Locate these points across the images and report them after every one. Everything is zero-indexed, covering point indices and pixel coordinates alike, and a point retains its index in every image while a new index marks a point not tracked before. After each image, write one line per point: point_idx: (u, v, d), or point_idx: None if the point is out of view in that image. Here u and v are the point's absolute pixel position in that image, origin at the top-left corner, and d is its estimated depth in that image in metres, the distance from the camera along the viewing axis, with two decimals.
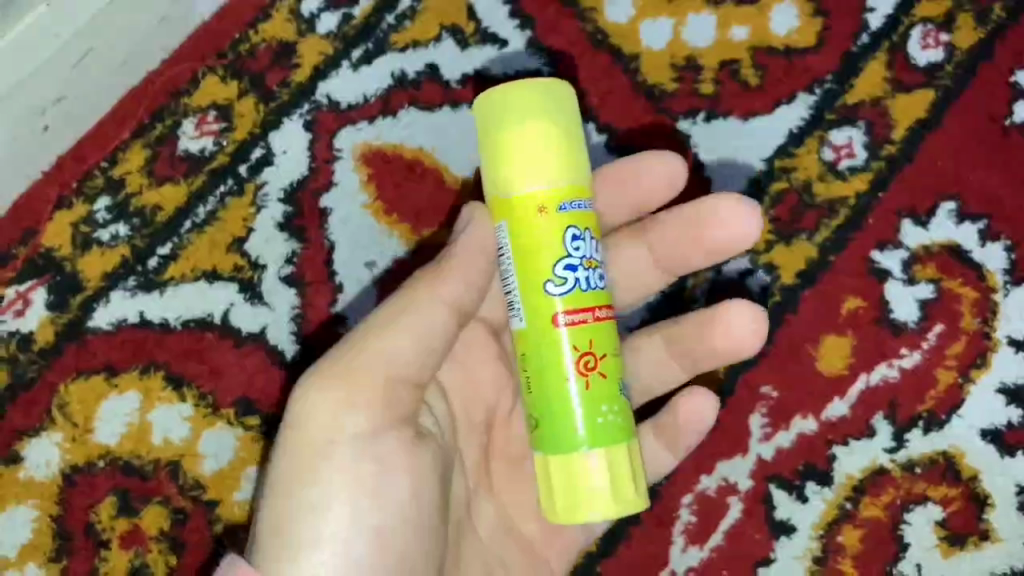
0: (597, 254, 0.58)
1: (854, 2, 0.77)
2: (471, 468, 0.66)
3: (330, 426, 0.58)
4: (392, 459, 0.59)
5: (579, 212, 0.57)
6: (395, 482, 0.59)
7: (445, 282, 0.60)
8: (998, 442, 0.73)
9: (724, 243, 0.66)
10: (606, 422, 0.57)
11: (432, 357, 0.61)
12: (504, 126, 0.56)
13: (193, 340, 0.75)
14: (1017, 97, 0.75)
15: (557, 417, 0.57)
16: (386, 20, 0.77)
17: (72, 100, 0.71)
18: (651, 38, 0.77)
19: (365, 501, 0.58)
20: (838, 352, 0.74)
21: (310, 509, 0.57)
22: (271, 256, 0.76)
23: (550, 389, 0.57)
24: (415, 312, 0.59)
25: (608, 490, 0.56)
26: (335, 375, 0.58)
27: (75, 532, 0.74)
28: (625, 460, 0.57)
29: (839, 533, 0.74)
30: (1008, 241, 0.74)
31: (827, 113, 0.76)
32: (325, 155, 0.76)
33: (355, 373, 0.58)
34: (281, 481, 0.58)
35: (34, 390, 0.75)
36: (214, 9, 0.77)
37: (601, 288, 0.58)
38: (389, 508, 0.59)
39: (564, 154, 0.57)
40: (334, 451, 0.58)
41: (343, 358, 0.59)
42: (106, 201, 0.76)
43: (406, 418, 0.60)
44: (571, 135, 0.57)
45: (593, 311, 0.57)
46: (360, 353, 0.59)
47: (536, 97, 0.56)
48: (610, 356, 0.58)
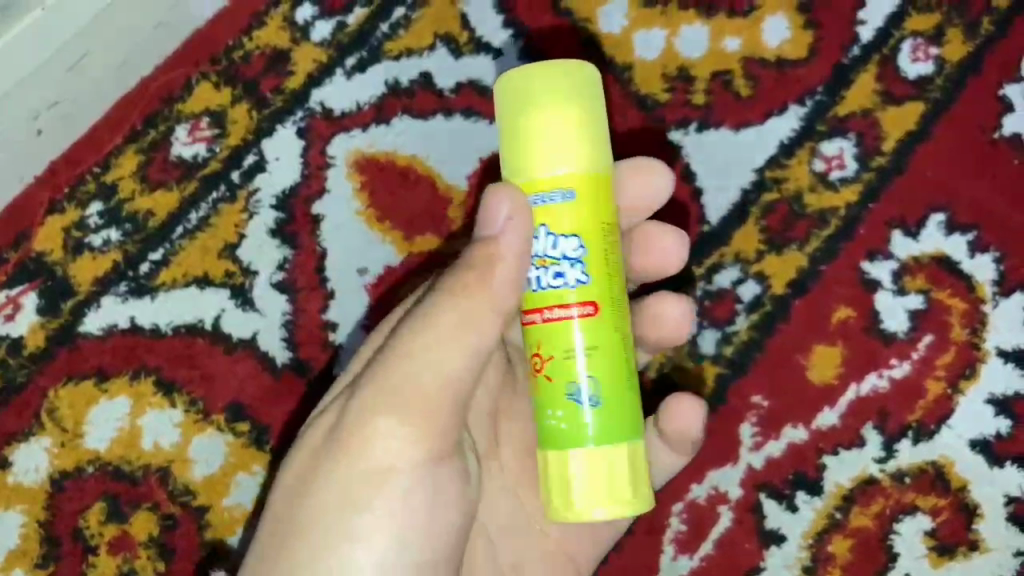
0: (557, 251, 0.54)
1: (845, 15, 0.78)
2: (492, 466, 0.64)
3: (388, 455, 0.56)
4: (444, 488, 0.59)
5: (581, 208, 0.54)
6: (443, 509, 0.59)
7: (502, 288, 0.55)
8: (987, 453, 0.73)
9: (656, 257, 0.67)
10: (551, 425, 0.55)
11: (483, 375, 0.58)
12: (530, 110, 0.53)
13: (184, 346, 0.75)
14: (1006, 110, 0.76)
15: (563, 417, 0.54)
16: (380, 29, 0.78)
17: (67, 104, 0.72)
18: (645, 49, 0.78)
19: (411, 530, 0.57)
20: (828, 361, 0.75)
21: (360, 540, 0.56)
22: (263, 262, 0.76)
23: (561, 392, 0.55)
24: (474, 332, 0.56)
25: (628, 495, 0.54)
26: (396, 395, 0.56)
27: (64, 537, 0.74)
28: (573, 464, 0.54)
29: (829, 543, 0.74)
30: (997, 253, 0.74)
31: (818, 124, 0.76)
32: (319, 162, 0.76)
33: (417, 399, 0.56)
34: (325, 507, 0.56)
35: (24, 394, 0.75)
36: (208, 15, 0.77)
37: (570, 284, 0.54)
38: (435, 535, 0.59)
39: (584, 142, 0.53)
40: (391, 482, 0.57)
41: (400, 379, 0.56)
42: (99, 206, 0.76)
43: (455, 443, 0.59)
44: (593, 122, 0.54)
45: (544, 311, 0.55)
46: (416, 374, 0.55)
47: (560, 81, 0.53)
48: (557, 358, 0.54)
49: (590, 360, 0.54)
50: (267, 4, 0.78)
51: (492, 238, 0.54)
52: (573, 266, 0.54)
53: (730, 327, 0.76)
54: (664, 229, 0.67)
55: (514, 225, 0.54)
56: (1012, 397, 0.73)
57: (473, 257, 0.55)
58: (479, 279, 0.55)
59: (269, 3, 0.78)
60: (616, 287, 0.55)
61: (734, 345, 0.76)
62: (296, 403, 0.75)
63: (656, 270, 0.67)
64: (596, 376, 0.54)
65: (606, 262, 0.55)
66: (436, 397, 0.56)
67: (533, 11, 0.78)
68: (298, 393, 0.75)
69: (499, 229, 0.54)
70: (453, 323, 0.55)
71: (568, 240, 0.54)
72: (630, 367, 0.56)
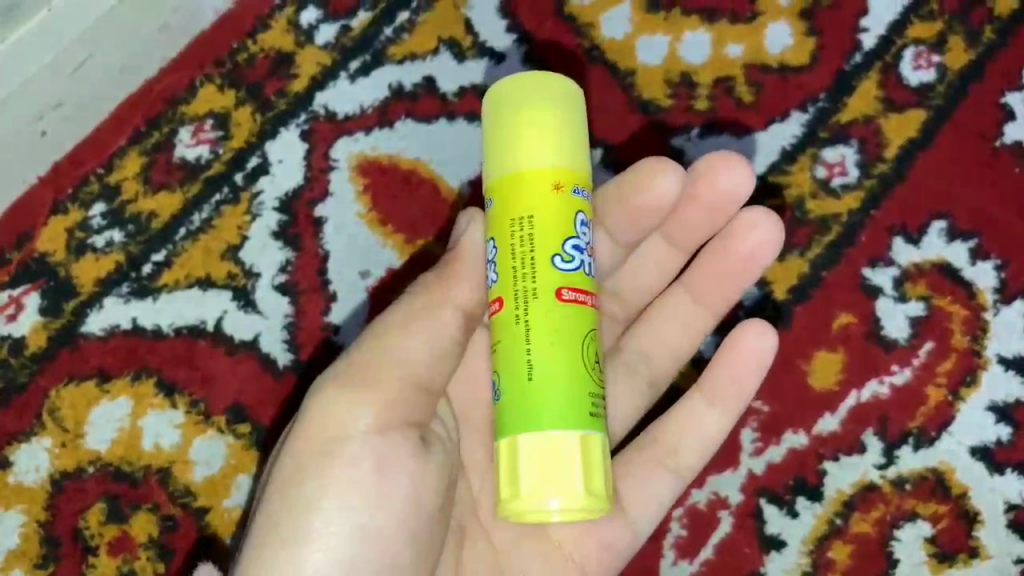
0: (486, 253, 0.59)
1: (847, 22, 0.78)
2: (478, 464, 0.64)
3: (336, 425, 0.56)
4: (396, 461, 0.57)
5: (506, 210, 0.57)
6: (397, 481, 0.56)
7: (459, 280, 0.60)
8: (987, 460, 0.73)
9: (717, 207, 0.67)
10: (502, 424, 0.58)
11: (445, 365, 0.60)
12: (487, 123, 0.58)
13: (185, 348, 0.75)
14: (1007, 118, 0.76)
15: (519, 402, 0.55)
16: (384, 33, 0.78)
17: (70, 106, 0.72)
18: (647, 55, 0.78)
19: (359, 501, 0.56)
20: (829, 367, 0.75)
21: (310, 509, 0.55)
22: (265, 264, 0.76)
23: (518, 377, 0.55)
24: (429, 319, 0.59)
25: (578, 486, 0.53)
26: (350, 376, 0.57)
27: (64, 537, 0.74)
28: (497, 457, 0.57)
29: (829, 549, 0.74)
30: (998, 261, 0.74)
31: (820, 131, 0.77)
32: (321, 165, 0.77)
33: (366, 376, 0.57)
34: (281, 481, 0.56)
35: (25, 395, 0.75)
36: (212, 18, 0.77)
37: (491, 284, 0.58)
38: (389, 511, 0.56)
39: (518, 146, 0.56)
40: (342, 454, 0.56)
41: (354, 358, 0.58)
42: (102, 207, 0.76)
43: (412, 421, 0.58)
44: (534, 126, 0.56)
45: (503, 299, 0.57)
46: (370, 352, 0.58)
47: (509, 91, 0.57)
48: (517, 342, 0.56)
49: (497, 356, 0.57)
50: (271, 7, 0.78)
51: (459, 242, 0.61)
52: (492, 266, 0.58)
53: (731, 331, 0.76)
54: (719, 161, 0.67)
55: (472, 238, 0.61)
56: (1012, 405, 0.74)
57: (445, 260, 0.61)
58: (440, 277, 0.60)
59: (274, 6, 0.78)
60: (522, 280, 0.56)
61: None
62: (296, 405, 0.75)
63: (727, 208, 0.67)
64: (552, 361, 0.55)
65: (513, 259, 0.56)
66: (388, 374, 0.57)
67: (537, 16, 0.78)
68: (299, 395, 0.75)
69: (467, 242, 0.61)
70: (411, 312, 0.59)
71: (490, 244, 0.58)
72: (539, 354, 0.55)
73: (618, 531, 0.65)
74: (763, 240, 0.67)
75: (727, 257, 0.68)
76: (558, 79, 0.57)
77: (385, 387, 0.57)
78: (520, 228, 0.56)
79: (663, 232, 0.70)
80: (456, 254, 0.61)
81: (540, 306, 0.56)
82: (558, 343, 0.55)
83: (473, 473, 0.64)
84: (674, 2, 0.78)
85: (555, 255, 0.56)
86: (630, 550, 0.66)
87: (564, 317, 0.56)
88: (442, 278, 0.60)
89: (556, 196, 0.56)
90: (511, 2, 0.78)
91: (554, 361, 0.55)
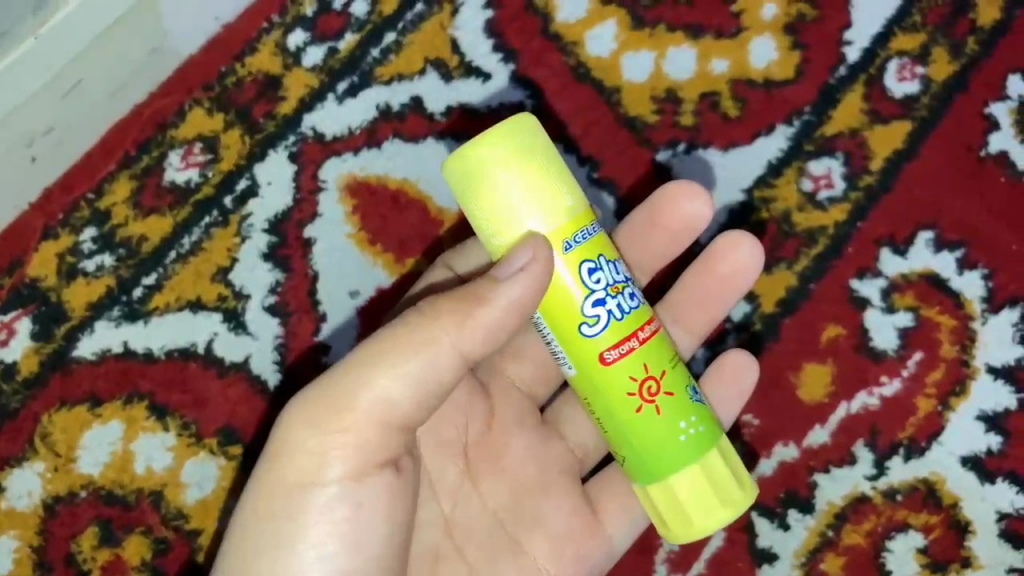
0: (620, 274, 0.57)
1: (831, 36, 0.78)
2: (445, 488, 0.64)
3: (310, 467, 0.55)
4: (371, 502, 0.56)
5: (584, 250, 0.56)
6: (373, 524, 0.56)
7: (470, 319, 0.54)
8: (978, 469, 0.73)
9: (685, 229, 0.69)
10: (694, 435, 0.57)
11: (433, 404, 0.56)
12: (477, 183, 0.55)
13: (176, 370, 0.75)
14: (991, 128, 0.76)
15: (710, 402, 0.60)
16: (371, 54, 0.79)
17: (61, 131, 0.73)
18: (633, 72, 0.79)
19: (337, 547, 0.55)
20: (819, 379, 0.75)
21: (286, 552, 0.55)
22: (255, 285, 0.76)
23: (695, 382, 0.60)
24: (418, 362, 0.54)
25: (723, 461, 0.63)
26: (318, 418, 0.55)
27: (57, 561, 0.74)
28: (724, 453, 0.59)
29: (822, 561, 0.74)
30: (985, 270, 0.75)
31: (806, 144, 0.77)
32: (310, 186, 0.77)
33: (336, 417, 0.55)
34: (249, 518, 0.56)
35: (17, 419, 0.75)
36: (200, 43, 0.78)
37: (639, 302, 0.58)
38: (367, 550, 0.56)
39: (540, 191, 0.55)
40: (313, 497, 0.55)
41: (330, 391, 0.55)
42: (92, 232, 0.76)
43: (388, 458, 0.56)
44: (542, 174, 0.55)
45: (650, 320, 0.58)
46: (347, 388, 0.55)
47: (499, 145, 0.54)
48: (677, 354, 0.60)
49: (679, 370, 0.59)
50: (258, 31, 0.79)
51: (485, 282, 0.55)
52: (634, 286, 0.58)
53: (720, 345, 0.76)
54: (678, 186, 0.68)
55: (507, 283, 0.54)
56: (1003, 414, 0.74)
57: (453, 295, 0.55)
58: (451, 310, 0.55)
59: (262, 30, 0.79)
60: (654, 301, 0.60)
61: None
62: None
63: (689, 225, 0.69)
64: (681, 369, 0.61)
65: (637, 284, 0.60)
66: (364, 416, 0.55)
67: (523, 35, 0.79)
68: None
69: (504, 275, 0.54)
70: (398, 351, 0.54)
71: (618, 263, 0.58)
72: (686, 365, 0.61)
73: (594, 544, 0.66)
74: (741, 263, 0.68)
75: (709, 278, 0.69)
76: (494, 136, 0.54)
77: (359, 430, 0.55)
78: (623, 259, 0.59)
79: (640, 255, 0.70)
80: (475, 290, 0.55)
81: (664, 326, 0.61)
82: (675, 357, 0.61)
83: (444, 495, 0.63)
84: (659, 19, 0.79)
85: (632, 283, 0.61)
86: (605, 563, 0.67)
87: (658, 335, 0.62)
88: (456, 313, 0.54)
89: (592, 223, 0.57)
90: (497, 23, 0.79)
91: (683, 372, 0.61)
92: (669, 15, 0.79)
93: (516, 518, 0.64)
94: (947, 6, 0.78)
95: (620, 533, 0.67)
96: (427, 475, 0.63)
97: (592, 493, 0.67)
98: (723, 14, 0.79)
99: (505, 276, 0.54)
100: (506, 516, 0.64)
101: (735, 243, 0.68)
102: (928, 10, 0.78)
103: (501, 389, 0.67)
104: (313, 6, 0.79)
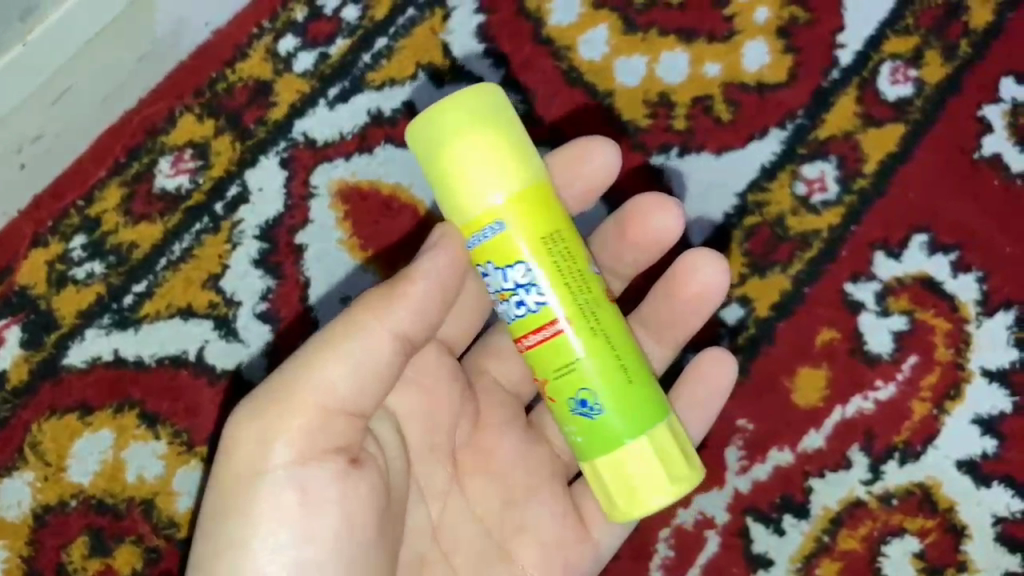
0: (510, 282, 0.56)
1: (824, 39, 0.78)
2: (433, 493, 0.63)
3: (257, 455, 0.55)
4: (323, 490, 0.55)
5: (504, 239, 0.55)
6: (325, 513, 0.55)
7: (400, 300, 0.56)
8: (974, 473, 0.73)
9: (652, 244, 0.68)
10: (573, 441, 0.58)
11: (377, 388, 0.56)
12: (429, 152, 0.55)
13: (167, 378, 0.75)
14: (985, 130, 0.76)
15: (609, 417, 0.56)
16: (362, 59, 0.78)
17: (51, 138, 0.73)
18: (625, 76, 0.78)
19: (288, 537, 0.54)
20: (813, 384, 0.75)
21: (243, 551, 0.54)
22: (246, 292, 0.76)
23: (593, 395, 0.56)
24: (351, 345, 0.55)
25: (684, 464, 0.57)
26: (262, 408, 0.56)
27: (48, 571, 0.74)
28: (611, 468, 0.57)
29: (817, 566, 0.74)
30: (979, 273, 0.74)
31: (799, 147, 0.77)
32: (301, 192, 0.77)
33: (279, 406, 0.55)
34: (210, 519, 0.56)
35: (8, 428, 0.74)
36: (190, 49, 0.77)
37: (531, 311, 0.56)
38: (323, 542, 0.55)
39: (485, 166, 0.55)
40: (262, 486, 0.55)
41: (270, 383, 0.56)
42: (82, 239, 0.76)
43: (339, 445, 0.56)
44: (487, 153, 0.55)
45: (541, 330, 0.56)
46: (289, 377, 0.56)
47: (454, 118, 0.55)
48: (584, 360, 0.56)
49: (570, 378, 0.56)
50: (249, 37, 0.78)
51: (413, 266, 0.57)
52: (530, 290, 0.56)
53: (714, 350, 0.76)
54: (651, 202, 0.67)
55: (423, 264, 0.56)
56: (998, 417, 0.73)
57: (387, 283, 0.57)
58: (381, 294, 0.56)
59: (253, 35, 0.78)
60: (577, 296, 0.56)
61: None
62: None
63: (656, 242, 0.68)
64: (621, 365, 0.57)
65: (563, 279, 0.56)
66: (301, 401, 0.55)
67: (515, 40, 0.79)
68: None
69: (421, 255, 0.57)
70: (331, 337, 0.55)
71: (516, 269, 0.56)
72: (614, 364, 0.56)
73: (582, 551, 0.66)
74: (707, 277, 0.67)
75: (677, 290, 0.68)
76: (452, 107, 0.55)
77: (301, 417, 0.55)
78: (558, 248, 0.56)
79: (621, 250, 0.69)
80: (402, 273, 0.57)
81: (601, 319, 0.57)
82: (619, 348, 0.57)
83: (432, 499, 0.63)
84: (651, 23, 0.79)
85: (588, 265, 0.58)
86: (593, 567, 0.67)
87: (616, 320, 0.58)
88: (385, 296, 0.56)
89: (541, 206, 0.56)
90: (489, 28, 0.79)
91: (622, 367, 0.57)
92: (662, 18, 0.79)
93: (503, 525, 0.64)
94: (940, 8, 0.78)
95: (608, 538, 0.67)
96: (417, 479, 0.62)
97: (576, 498, 0.67)
98: (715, 17, 0.79)
99: (423, 255, 0.57)
100: (494, 523, 0.64)
101: (696, 265, 0.67)
102: (921, 12, 0.78)
103: (485, 389, 0.68)
104: (304, 11, 0.79)
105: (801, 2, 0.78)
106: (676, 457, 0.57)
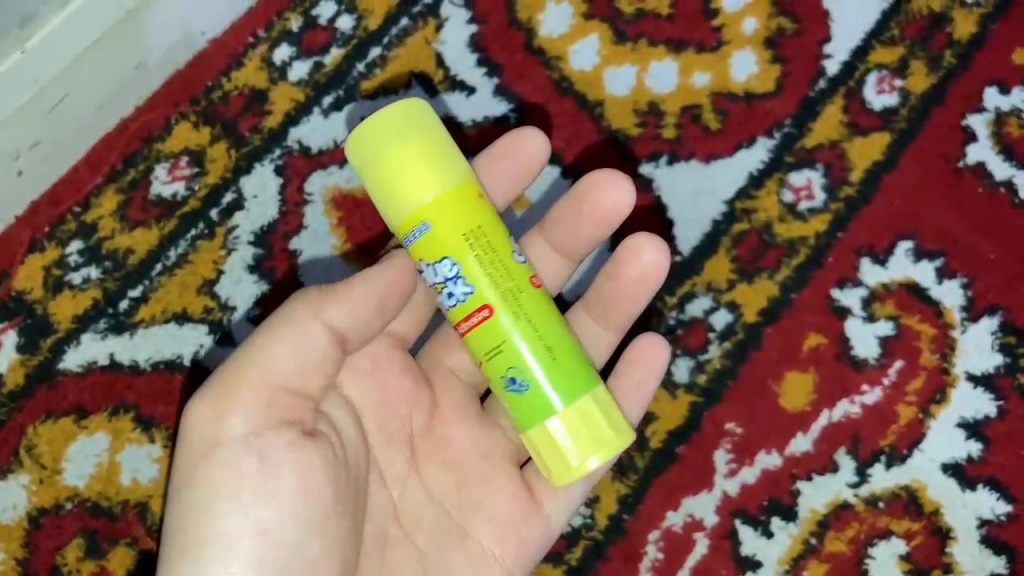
0: (439, 276, 0.60)
1: (811, 49, 0.79)
2: (394, 480, 0.64)
3: (212, 431, 0.57)
4: (280, 458, 0.56)
5: (438, 232, 0.59)
6: (283, 478, 0.56)
7: (342, 293, 0.58)
8: (959, 476, 0.74)
9: (608, 217, 0.69)
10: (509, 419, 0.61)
11: (318, 373, 0.58)
12: (377, 148, 0.58)
13: (163, 382, 0.76)
14: (969, 139, 0.77)
15: (533, 389, 0.59)
16: (356, 68, 0.79)
17: (49, 144, 0.73)
18: (615, 85, 0.80)
19: (248, 500, 0.56)
20: (800, 388, 0.76)
21: (207, 521, 0.55)
22: (241, 297, 0.77)
23: (518, 371, 0.59)
24: (294, 332, 0.57)
25: (611, 429, 0.59)
26: (213, 391, 0.57)
27: (42, 573, 0.74)
28: (541, 439, 0.59)
29: (805, 568, 0.75)
30: (964, 279, 0.76)
31: (786, 156, 0.78)
32: (296, 199, 0.78)
33: (228, 388, 0.57)
34: (175, 497, 0.57)
35: (3, 432, 0.75)
36: (186, 58, 0.78)
37: (461, 301, 0.60)
38: (282, 502, 0.56)
39: (430, 162, 0.58)
40: (217, 457, 0.56)
41: (218, 372, 0.58)
42: (79, 245, 0.76)
43: (288, 420, 0.57)
44: (427, 152, 0.58)
45: (470, 317, 0.60)
46: (237, 364, 0.57)
47: (398, 119, 0.58)
48: (510, 338, 0.59)
49: (499, 358, 0.59)
50: (244, 45, 0.79)
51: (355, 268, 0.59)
52: (458, 282, 0.59)
53: (703, 354, 0.77)
54: (601, 178, 0.69)
55: (381, 268, 0.59)
56: (983, 421, 0.75)
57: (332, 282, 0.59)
58: (323, 289, 0.58)
59: (249, 44, 0.79)
60: (501, 280, 0.59)
61: (707, 373, 0.77)
62: None
63: (608, 216, 0.69)
64: (546, 340, 0.59)
65: (484, 267, 0.59)
66: (246, 382, 0.57)
67: (507, 50, 0.80)
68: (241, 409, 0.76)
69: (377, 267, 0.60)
70: (274, 328, 0.58)
71: (442, 264, 0.59)
72: (536, 340, 0.59)
73: (532, 525, 0.66)
74: (651, 262, 0.69)
75: (620, 266, 0.69)
76: (399, 109, 0.59)
77: (247, 395, 0.57)
78: (484, 238, 0.59)
79: (568, 231, 0.70)
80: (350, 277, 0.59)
81: (527, 300, 0.60)
82: (543, 326, 0.59)
83: (393, 483, 0.64)
84: (641, 34, 0.80)
85: (513, 253, 0.60)
86: (545, 543, 0.68)
87: (542, 301, 0.60)
88: (327, 289, 0.58)
89: (474, 201, 0.60)
90: (481, 38, 0.80)
91: (548, 343, 0.59)
92: (651, 29, 0.80)
93: (461, 504, 0.65)
94: (924, 20, 0.79)
95: (559, 513, 0.68)
96: (376, 462, 0.63)
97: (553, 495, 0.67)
98: (704, 28, 0.80)
99: (378, 265, 0.60)
100: (449, 501, 0.65)
101: (640, 247, 0.69)
102: (906, 24, 0.79)
103: (449, 384, 0.69)
104: (298, 21, 0.80)
105: (788, 14, 0.80)
106: (605, 422, 0.59)
